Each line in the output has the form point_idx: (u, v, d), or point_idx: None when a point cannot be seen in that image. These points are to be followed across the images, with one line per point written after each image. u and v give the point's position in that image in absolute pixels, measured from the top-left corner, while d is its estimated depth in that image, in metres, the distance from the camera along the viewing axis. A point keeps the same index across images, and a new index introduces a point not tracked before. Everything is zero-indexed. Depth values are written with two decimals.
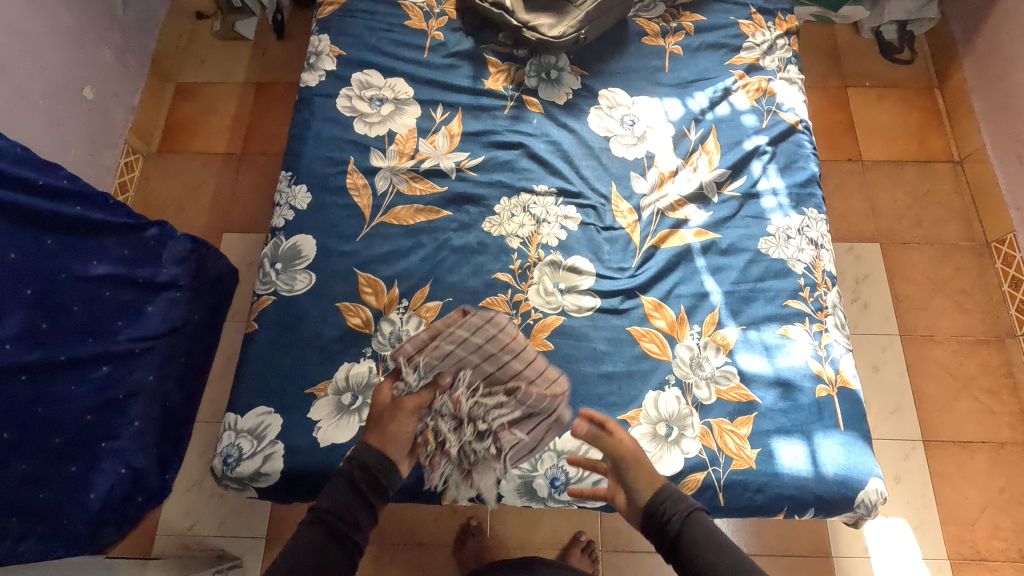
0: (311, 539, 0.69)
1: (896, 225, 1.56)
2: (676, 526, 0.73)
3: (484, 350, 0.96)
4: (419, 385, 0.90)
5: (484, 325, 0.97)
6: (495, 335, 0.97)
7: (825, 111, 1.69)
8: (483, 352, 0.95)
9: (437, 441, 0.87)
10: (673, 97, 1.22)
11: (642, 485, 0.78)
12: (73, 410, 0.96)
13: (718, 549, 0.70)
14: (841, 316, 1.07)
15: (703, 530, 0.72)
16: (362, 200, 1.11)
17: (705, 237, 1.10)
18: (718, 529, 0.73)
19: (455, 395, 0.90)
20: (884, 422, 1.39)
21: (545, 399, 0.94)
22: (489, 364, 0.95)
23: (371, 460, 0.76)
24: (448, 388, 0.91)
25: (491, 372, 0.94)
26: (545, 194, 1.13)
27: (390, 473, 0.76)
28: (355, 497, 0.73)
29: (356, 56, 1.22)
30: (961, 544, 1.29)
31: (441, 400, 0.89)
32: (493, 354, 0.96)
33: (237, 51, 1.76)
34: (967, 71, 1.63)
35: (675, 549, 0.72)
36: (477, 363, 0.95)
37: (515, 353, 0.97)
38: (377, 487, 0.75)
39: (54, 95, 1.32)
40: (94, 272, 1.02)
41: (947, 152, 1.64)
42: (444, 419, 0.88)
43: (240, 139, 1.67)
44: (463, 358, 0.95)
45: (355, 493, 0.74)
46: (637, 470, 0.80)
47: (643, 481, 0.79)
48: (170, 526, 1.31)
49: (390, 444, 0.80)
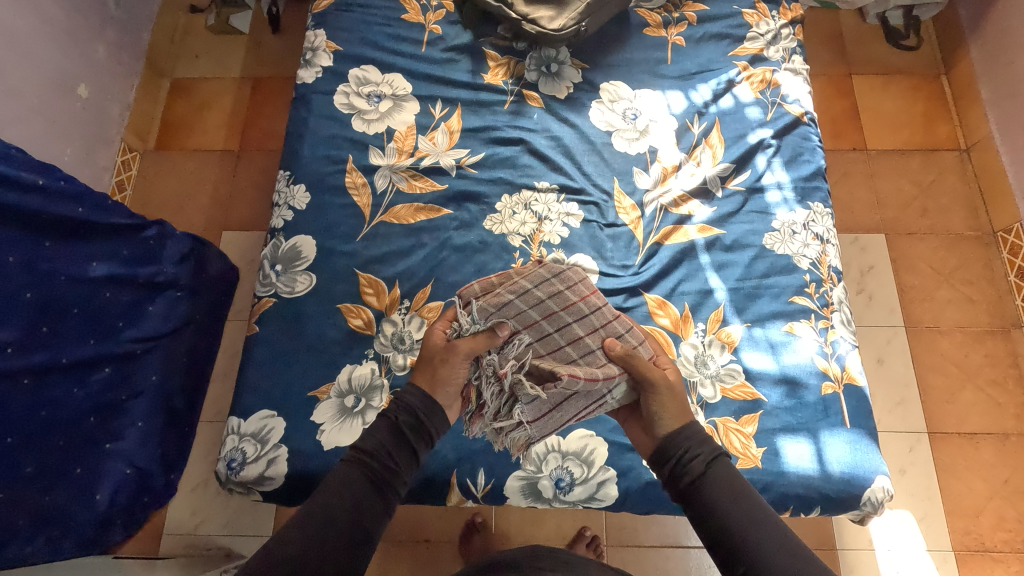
0: (354, 478, 0.70)
1: (902, 215, 1.55)
2: (689, 474, 0.71)
3: (547, 307, 0.89)
4: (471, 330, 0.84)
5: (552, 279, 0.91)
6: (562, 292, 0.90)
7: (830, 100, 1.67)
8: (545, 309, 0.88)
9: (478, 401, 0.84)
10: (676, 89, 1.20)
11: (666, 415, 0.76)
12: (77, 412, 0.95)
13: (733, 493, 0.69)
14: (847, 312, 1.06)
15: (724, 478, 0.70)
16: (361, 199, 1.10)
17: (709, 233, 1.09)
18: (740, 477, 0.70)
19: (504, 357, 0.84)
20: (889, 414, 1.38)
21: (595, 383, 0.81)
22: (548, 325, 0.88)
23: (417, 403, 0.77)
24: (500, 344, 0.84)
25: (550, 333, 0.87)
26: (547, 190, 1.12)
27: (434, 415, 0.77)
28: (399, 440, 0.74)
29: (352, 51, 1.20)
30: (966, 535, 1.29)
31: (487, 358, 0.83)
32: (553, 313, 0.88)
33: (232, 45, 1.74)
34: (974, 57, 1.61)
35: (690, 499, 0.70)
36: (537, 319, 0.88)
37: (579, 315, 0.89)
38: (422, 432, 0.76)
39: (48, 94, 1.30)
40: (94, 273, 1.00)
41: (953, 139, 1.61)
42: (486, 380, 0.83)
43: (237, 136, 1.65)
44: (523, 312, 0.87)
45: (401, 439, 0.75)
46: (665, 398, 0.78)
47: (670, 410, 0.77)
48: (177, 525, 1.32)
49: (439, 389, 0.78)
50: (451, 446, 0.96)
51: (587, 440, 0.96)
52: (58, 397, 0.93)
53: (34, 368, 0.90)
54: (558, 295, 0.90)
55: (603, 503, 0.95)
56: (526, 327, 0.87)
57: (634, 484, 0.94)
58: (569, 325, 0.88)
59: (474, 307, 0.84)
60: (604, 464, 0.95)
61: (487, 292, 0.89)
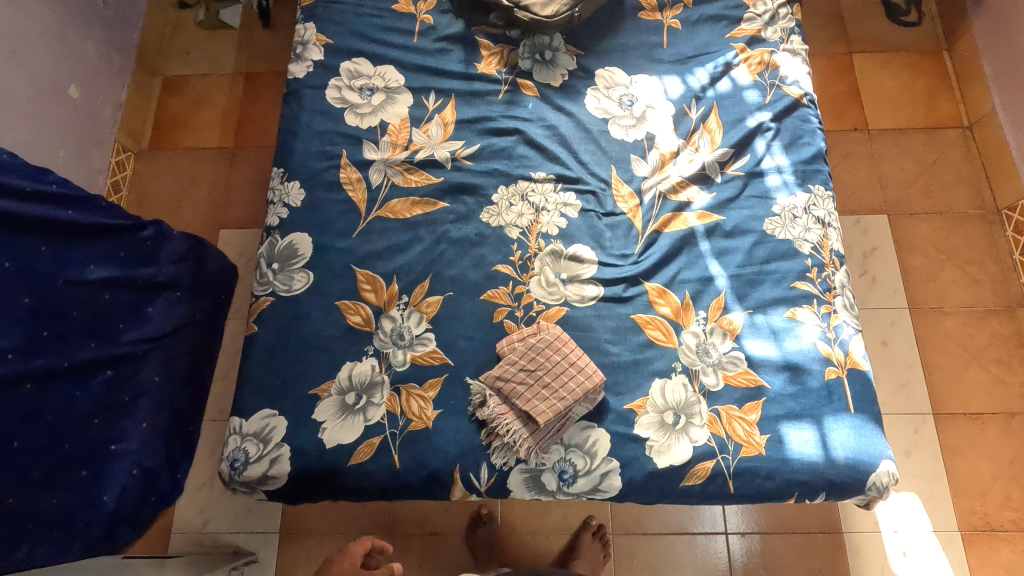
0: None
1: (904, 196, 1.53)
2: None
3: (532, 351, 0.97)
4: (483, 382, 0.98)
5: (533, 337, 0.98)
6: (541, 341, 0.97)
7: (830, 79, 1.64)
8: (530, 355, 0.96)
9: (502, 439, 0.94)
10: (672, 74, 1.18)
11: None
12: (79, 416, 0.94)
13: None
14: (849, 296, 1.05)
15: None
16: (356, 195, 1.09)
17: (709, 220, 1.08)
18: None
19: (506, 400, 0.95)
20: (893, 396, 1.38)
21: (572, 402, 0.94)
22: (533, 368, 0.96)
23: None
24: (502, 392, 0.96)
25: (539, 369, 0.95)
26: (544, 181, 1.11)
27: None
28: None
29: (343, 44, 1.18)
30: (972, 516, 1.29)
31: (493, 406, 0.94)
32: (537, 365, 0.96)
33: (223, 41, 1.72)
34: (977, 32, 1.58)
35: None
36: (527, 363, 0.96)
37: (557, 354, 0.97)
38: None
39: (39, 96, 1.29)
40: (92, 276, 0.99)
41: (956, 116, 1.59)
42: (500, 425, 0.93)
43: (231, 132, 1.63)
44: (516, 362, 0.96)
45: None
46: None
47: None
48: (184, 524, 1.32)
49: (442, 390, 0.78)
50: (454, 442, 0.96)
51: (590, 432, 0.96)
52: (61, 402, 0.92)
53: (35, 372, 0.88)
54: (540, 349, 0.97)
55: (607, 494, 0.95)
56: (515, 375, 0.96)
57: (638, 475, 0.94)
58: (547, 367, 0.96)
59: (484, 375, 0.97)
60: (607, 455, 0.95)
61: (502, 357, 0.98)
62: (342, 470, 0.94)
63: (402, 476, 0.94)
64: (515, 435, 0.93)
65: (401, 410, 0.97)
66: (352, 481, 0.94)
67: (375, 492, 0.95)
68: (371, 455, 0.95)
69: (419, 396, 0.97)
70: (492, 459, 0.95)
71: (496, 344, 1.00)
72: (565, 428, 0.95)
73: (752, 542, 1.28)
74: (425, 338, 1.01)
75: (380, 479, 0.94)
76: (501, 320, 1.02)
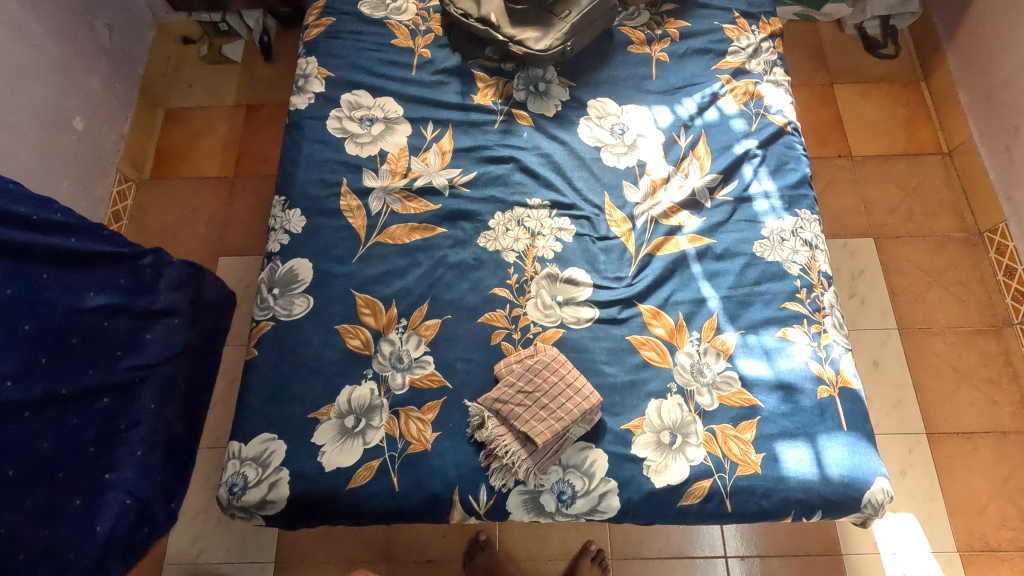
0: None
1: (889, 220, 1.57)
2: None
3: (529, 373, 0.98)
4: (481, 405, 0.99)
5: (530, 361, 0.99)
6: (537, 364, 0.99)
7: (813, 109, 1.70)
8: (528, 378, 0.98)
9: (502, 460, 0.95)
10: (662, 104, 1.22)
11: None
12: (76, 443, 0.94)
13: None
14: (839, 316, 1.07)
15: None
16: (357, 221, 1.12)
17: (699, 243, 1.11)
18: None
19: (504, 423, 0.96)
20: (887, 416, 1.39)
21: (569, 422, 0.94)
22: (530, 390, 0.97)
23: None
24: (501, 414, 0.96)
25: (536, 391, 0.97)
26: (539, 207, 1.14)
27: None
28: None
29: (343, 77, 1.22)
30: (970, 535, 1.30)
31: (491, 427, 0.95)
32: (535, 387, 0.97)
33: (224, 75, 1.76)
34: (952, 63, 1.65)
35: None
36: (525, 385, 0.97)
37: (553, 377, 0.98)
38: None
39: (42, 127, 1.32)
40: (91, 303, 0.99)
41: (935, 144, 1.65)
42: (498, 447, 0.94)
43: (231, 163, 1.66)
44: (513, 384, 0.98)
45: None
46: None
47: None
48: (178, 554, 1.30)
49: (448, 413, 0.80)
50: (454, 463, 0.96)
51: (587, 453, 0.97)
52: (59, 429, 0.91)
53: (34, 400, 0.88)
54: (537, 370, 0.98)
55: (606, 515, 0.95)
56: (513, 397, 0.97)
57: (636, 495, 0.95)
58: (543, 389, 0.97)
59: (483, 398, 0.98)
60: (606, 476, 0.95)
61: (501, 379, 0.99)
62: (340, 494, 0.95)
63: (401, 499, 0.94)
64: (514, 456, 0.93)
65: (400, 432, 0.97)
66: (351, 504, 0.94)
67: (374, 515, 0.95)
68: (370, 477, 0.95)
69: (418, 419, 0.98)
70: (492, 480, 0.95)
71: (495, 366, 1.01)
72: (564, 449, 0.96)
73: (753, 566, 1.28)
74: (423, 361, 1.02)
75: (380, 503, 0.94)
76: (498, 341, 1.04)
